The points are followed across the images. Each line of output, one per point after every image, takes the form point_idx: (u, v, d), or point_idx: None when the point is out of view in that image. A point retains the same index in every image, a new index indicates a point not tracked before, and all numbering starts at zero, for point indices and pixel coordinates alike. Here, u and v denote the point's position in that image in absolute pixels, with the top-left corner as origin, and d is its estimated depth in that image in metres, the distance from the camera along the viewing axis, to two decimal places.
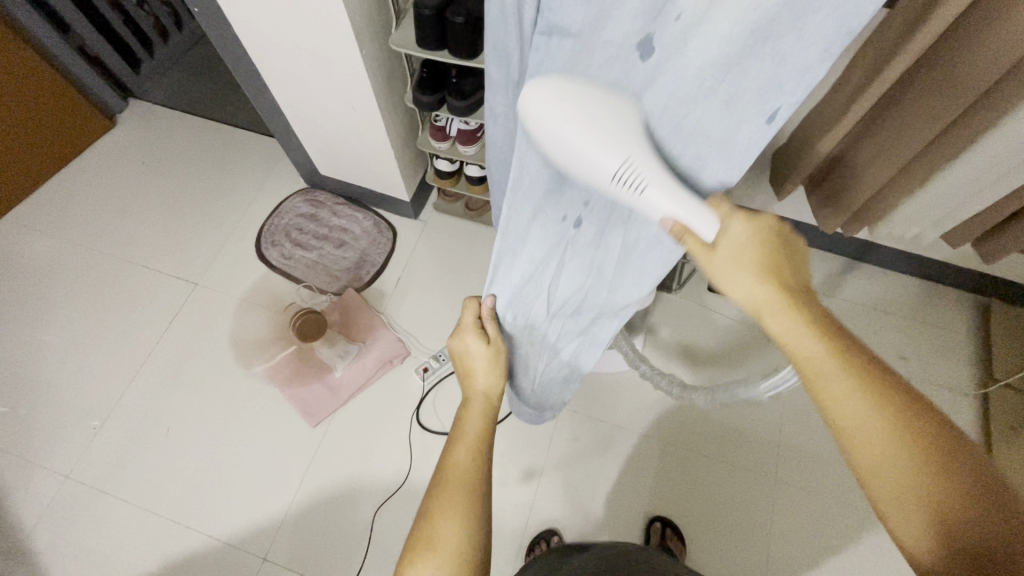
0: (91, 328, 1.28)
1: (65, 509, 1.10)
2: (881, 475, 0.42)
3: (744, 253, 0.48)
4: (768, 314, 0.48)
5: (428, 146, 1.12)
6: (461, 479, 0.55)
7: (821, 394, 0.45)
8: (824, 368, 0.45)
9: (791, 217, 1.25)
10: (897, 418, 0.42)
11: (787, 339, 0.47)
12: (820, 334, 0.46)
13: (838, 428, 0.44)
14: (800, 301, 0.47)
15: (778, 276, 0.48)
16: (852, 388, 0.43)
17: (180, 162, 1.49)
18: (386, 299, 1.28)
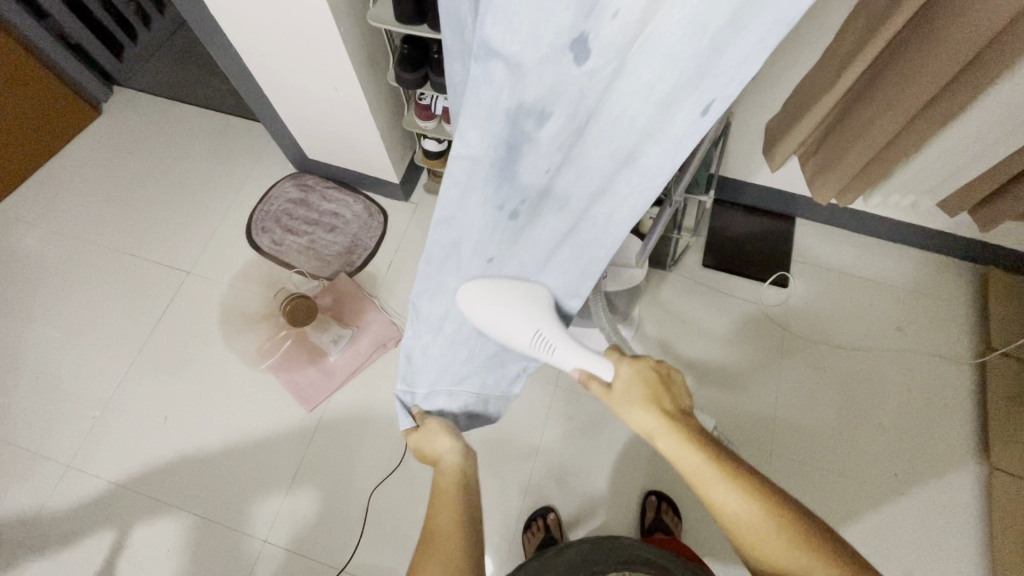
0: (84, 319, 1.28)
1: (68, 498, 1.11)
2: (778, 566, 0.48)
3: (634, 393, 0.57)
4: (654, 435, 0.55)
5: (415, 126, 1.10)
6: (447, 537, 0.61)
7: (717, 510, 0.51)
8: (714, 483, 0.51)
9: (785, 189, 1.23)
10: (765, 506, 0.49)
11: (675, 457, 0.53)
12: (698, 448, 0.52)
13: (721, 520, 0.51)
14: (678, 424, 0.54)
15: (659, 405, 0.56)
16: (739, 493, 0.50)
17: (167, 150, 1.47)
18: (378, 283, 1.28)
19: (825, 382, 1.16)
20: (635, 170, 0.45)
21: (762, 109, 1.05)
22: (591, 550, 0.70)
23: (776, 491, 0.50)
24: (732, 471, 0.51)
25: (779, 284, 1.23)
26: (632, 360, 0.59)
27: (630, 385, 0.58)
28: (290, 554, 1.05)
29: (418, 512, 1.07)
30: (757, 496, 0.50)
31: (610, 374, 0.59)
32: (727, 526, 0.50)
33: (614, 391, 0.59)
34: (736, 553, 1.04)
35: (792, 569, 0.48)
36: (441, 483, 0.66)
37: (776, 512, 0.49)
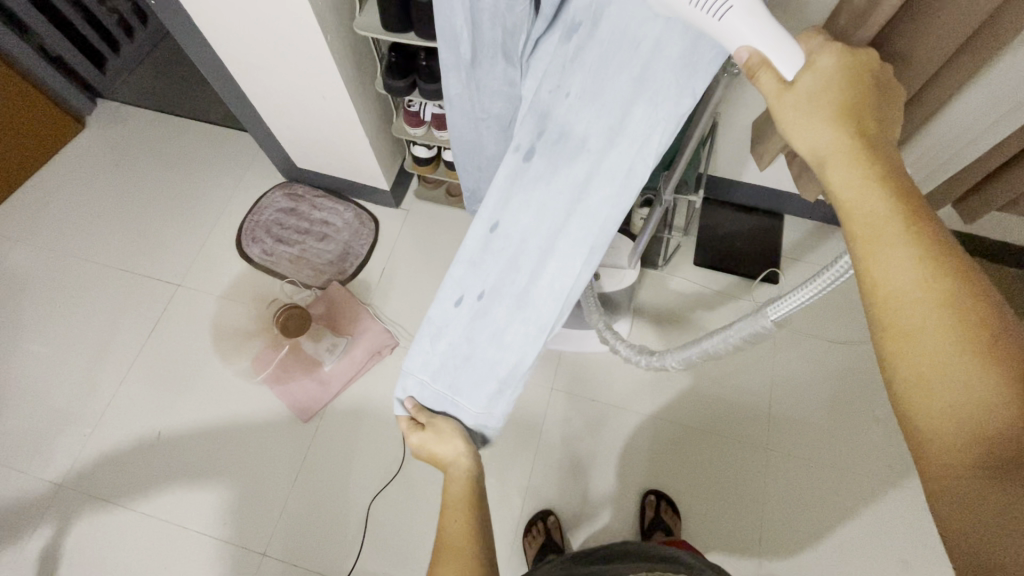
0: (73, 335, 1.26)
1: (62, 518, 1.10)
2: (924, 371, 0.33)
3: (825, 94, 0.38)
4: (821, 143, 0.37)
5: (404, 132, 1.10)
6: (457, 543, 0.59)
7: (874, 281, 0.35)
8: (886, 230, 0.35)
9: (773, 186, 1.25)
10: (947, 283, 0.33)
11: (848, 195, 0.36)
12: (884, 178, 0.36)
13: (869, 285, 0.36)
14: (875, 145, 0.37)
15: (855, 121, 0.37)
16: (914, 254, 0.34)
17: (154, 163, 1.46)
18: (371, 290, 1.28)
19: (818, 377, 1.17)
20: (648, 105, 0.40)
21: (748, 108, 1.06)
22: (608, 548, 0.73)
23: (983, 281, 0.33)
24: (919, 234, 0.34)
25: (771, 281, 1.24)
26: (838, 50, 0.39)
27: (823, 87, 0.38)
28: (289, 567, 1.04)
29: (417, 519, 1.07)
30: (945, 269, 0.33)
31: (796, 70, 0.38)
32: (875, 298, 0.36)
33: (795, 90, 0.38)
34: (736, 550, 1.05)
35: (945, 372, 0.33)
36: (450, 493, 0.65)
37: (968, 300, 0.33)
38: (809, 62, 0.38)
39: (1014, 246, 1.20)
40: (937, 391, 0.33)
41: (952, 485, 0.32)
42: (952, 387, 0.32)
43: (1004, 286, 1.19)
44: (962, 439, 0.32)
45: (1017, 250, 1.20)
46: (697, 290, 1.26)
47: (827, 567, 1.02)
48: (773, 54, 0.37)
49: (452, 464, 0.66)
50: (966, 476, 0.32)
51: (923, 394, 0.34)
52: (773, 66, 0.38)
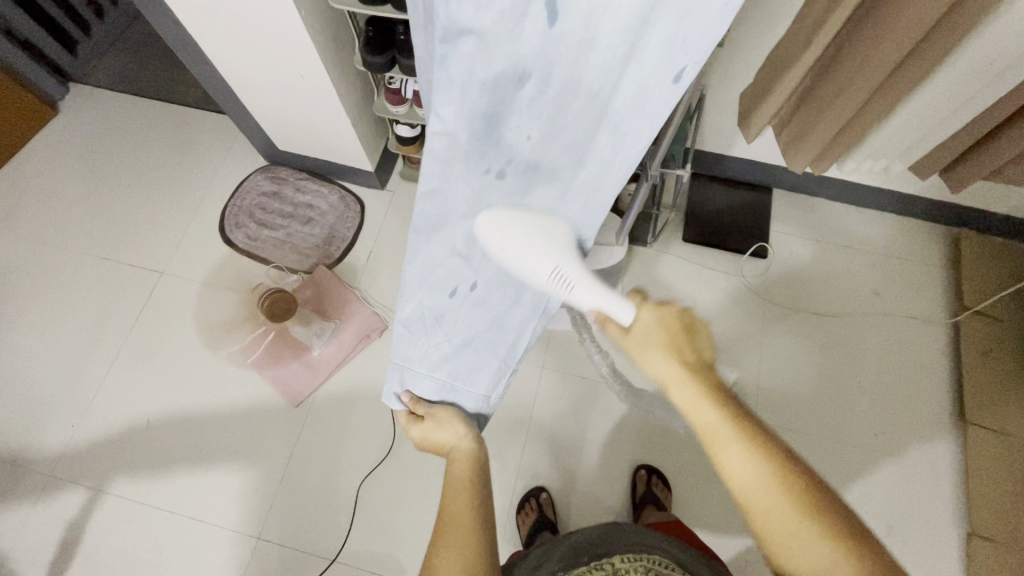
0: (57, 325, 1.24)
1: (53, 506, 1.09)
2: (781, 542, 0.47)
3: (656, 337, 0.53)
4: (669, 380, 0.51)
5: (386, 111, 1.07)
6: (462, 523, 0.59)
7: (730, 479, 0.49)
8: (725, 446, 0.48)
9: (761, 159, 1.24)
10: (773, 469, 0.47)
11: (691, 410, 0.50)
12: (715, 400, 0.50)
13: (728, 482, 0.49)
14: (698, 373, 0.51)
15: (683, 355, 0.52)
16: (746, 454, 0.48)
17: (132, 147, 1.43)
18: (359, 274, 1.26)
19: (807, 349, 1.18)
20: (614, 135, 0.43)
21: (736, 80, 1.04)
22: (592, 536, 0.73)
23: (788, 456, 0.48)
24: (747, 439, 0.48)
25: (759, 255, 1.24)
26: (655, 303, 0.53)
27: (653, 338, 0.52)
28: (286, 550, 1.04)
29: (411, 499, 1.07)
30: (772, 463, 0.48)
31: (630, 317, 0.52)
32: (742, 500, 0.49)
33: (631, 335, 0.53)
34: (727, 520, 1.07)
35: (794, 540, 0.46)
36: (453, 475, 0.64)
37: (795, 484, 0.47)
38: (634, 316, 0.53)
39: (1000, 215, 1.20)
40: (799, 555, 0.46)
41: None
42: (802, 551, 0.46)
43: (990, 255, 1.20)
44: None
45: (1002, 219, 1.21)
46: (686, 266, 1.25)
47: None
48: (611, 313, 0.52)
49: (454, 446, 0.66)
50: None
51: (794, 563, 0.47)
52: (615, 319, 0.53)
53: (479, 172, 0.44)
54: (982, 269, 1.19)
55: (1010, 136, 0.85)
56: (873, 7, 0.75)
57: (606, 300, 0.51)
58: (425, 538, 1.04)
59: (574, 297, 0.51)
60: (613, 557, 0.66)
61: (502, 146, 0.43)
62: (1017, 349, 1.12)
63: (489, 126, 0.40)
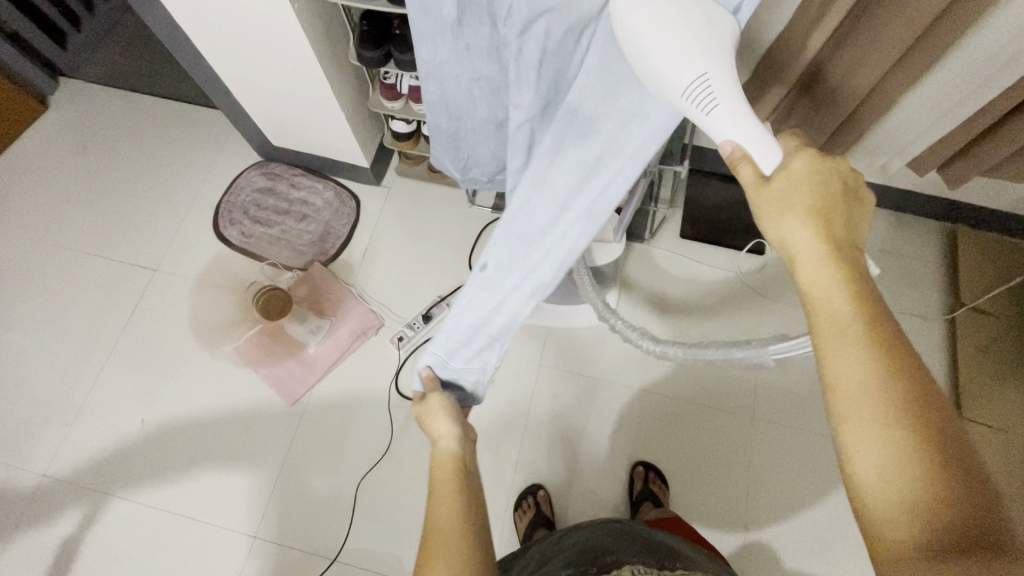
0: (49, 323, 1.23)
1: (48, 504, 1.09)
2: (867, 457, 0.39)
3: (797, 196, 0.45)
4: (802, 247, 0.45)
5: (381, 107, 1.06)
6: (449, 530, 0.53)
7: (830, 366, 0.42)
8: (847, 327, 0.42)
9: None
10: (897, 376, 0.40)
11: (814, 289, 0.44)
12: (851, 281, 0.43)
13: (829, 374, 0.43)
14: (842, 251, 0.44)
15: (828, 226, 0.45)
16: (868, 349, 0.41)
17: (124, 143, 1.41)
18: (354, 271, 1.25)
19: None
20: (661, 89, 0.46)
21: (735, 75, 1.03)
22: (600, 533, 0.73)
23: (919, 375, 0.41)
24: (870, 333, 0.42)
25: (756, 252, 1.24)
26: (813, 156, 0.46)
27: (792, 192, 0.45)
28: (283, 548, 1.04)
29: (408, 498, 1.07)
30: (893, 363, 0.41)
31: (774, 166, 0.46)
32: (830, 387, 0.42)
33: (769, 190, 0.46)
34: (723, 516, 1.07)
35: (890, 456, 0.39)
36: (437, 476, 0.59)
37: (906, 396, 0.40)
38: (783, 165, 0.46)
39: (997, 211, 1.20)
40: (888, 477, 0.38)
41: (897, 557, 0.37)
42: (891, 475, 0.38)
43: (988, 251, 1.20)
44: (906, 520, 0.38)
45: (1000, 215, 1.21)
46: (683, 263, 1.25)
47: (810, 530, 1.05)
48: (752, 150, 0.46)
49: (448, 440, 0.62)
50: (911, 554, 0.37)
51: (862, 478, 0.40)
52: (752, 156, 0.46)
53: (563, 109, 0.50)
54: (979, 265, 1.19)
55: (1009, 132, 0.85)
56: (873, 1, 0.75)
57: (745, 129, 0.45)
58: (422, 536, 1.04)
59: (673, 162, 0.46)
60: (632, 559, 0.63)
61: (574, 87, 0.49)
62: (1013, 345, 1.13)
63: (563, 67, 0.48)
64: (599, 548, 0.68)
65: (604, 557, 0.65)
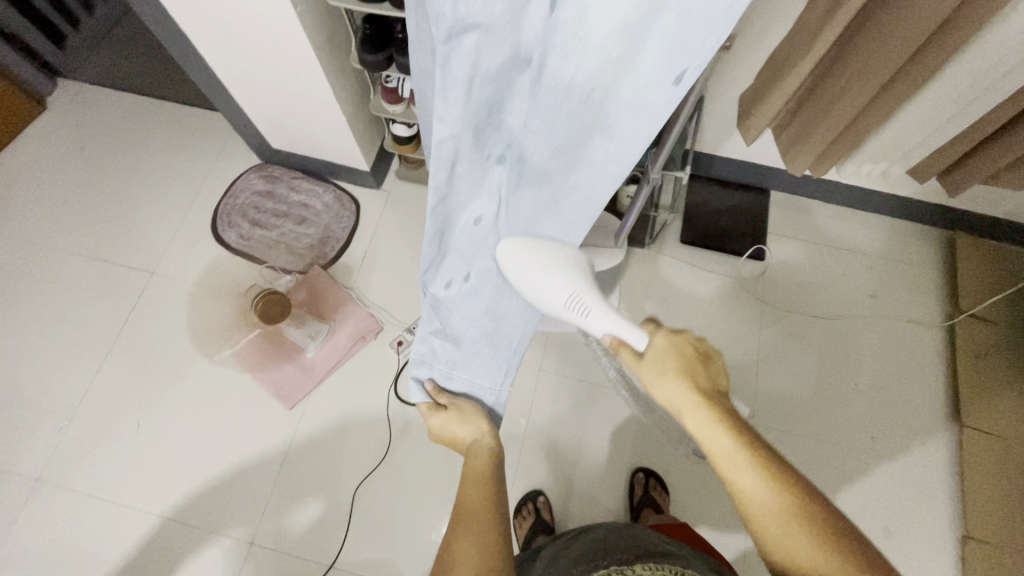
0: (44, 325, 1.22)
1: (41, 511, 1.07)
2: (798, 569, 0.47)
3: (666, 359, 0.56)
4: (682, 404, 0.54)
5: (382, 111, 1.06)
6: (479, 515, 0.60)
7: (741, 500, 0.50)
8: (738, 463, 0.50)
9: (759, 161, 1.24)
10: (789, 498, 0.48)
11: (701, 434, 0.53)
12: (727, 425, 0.52)
13: (744, 505, 0.50)
14: (711, 396, 0.54)
15: (693, 379, 0.55)
16: (762, 479, 0.49)
17: (122, 144, 1.40)
18: (354, 274, 1.25)
19: (804, 352, 1.18)
20: (612, 140, 0.44)
21: (736, 82, 1.04)
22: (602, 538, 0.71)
23: (802, 487, 0.49)
24: (762, 466, 0.49)
25: (756, 258, 1.24)
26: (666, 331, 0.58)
27: (663, 358, 0.56)
28: (281, 555, 1.03)
29: (407, 504, 1.06)
30: (783, 486, 0.49)
31: (643, 342, 0.58)
32: (745, 510, 0.50)
33: (644, 361, 0.57)
34: (724, 523, 1.06)
35: (810, 567, 0.46)
36: (471, 467, 0.65)
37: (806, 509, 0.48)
38: (649, 341, 0.58)
39: (995, 219, 1.21)
40: None
41: None
42: None
43: (986, 258, 1.20)
44: None
45: (997, 223, 1.21)
46: (684, 268, 1.25)
47: None
48: (621, 339, 0.60)
49: (475, 442, 0.67)
50: None
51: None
52: (629, 344, 0.59)
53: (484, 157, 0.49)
54: (978, 272, 1.19)
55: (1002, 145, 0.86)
56: (875, 10, 0.75)
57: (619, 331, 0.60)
58: (422, 543, 1.03)
59: (587, 322, 0.62)
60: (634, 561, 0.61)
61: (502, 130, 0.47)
62: (1012, 352, 1.13)
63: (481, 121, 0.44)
64: (600, 552, 0.68)
65: (607, 559, 0.64)
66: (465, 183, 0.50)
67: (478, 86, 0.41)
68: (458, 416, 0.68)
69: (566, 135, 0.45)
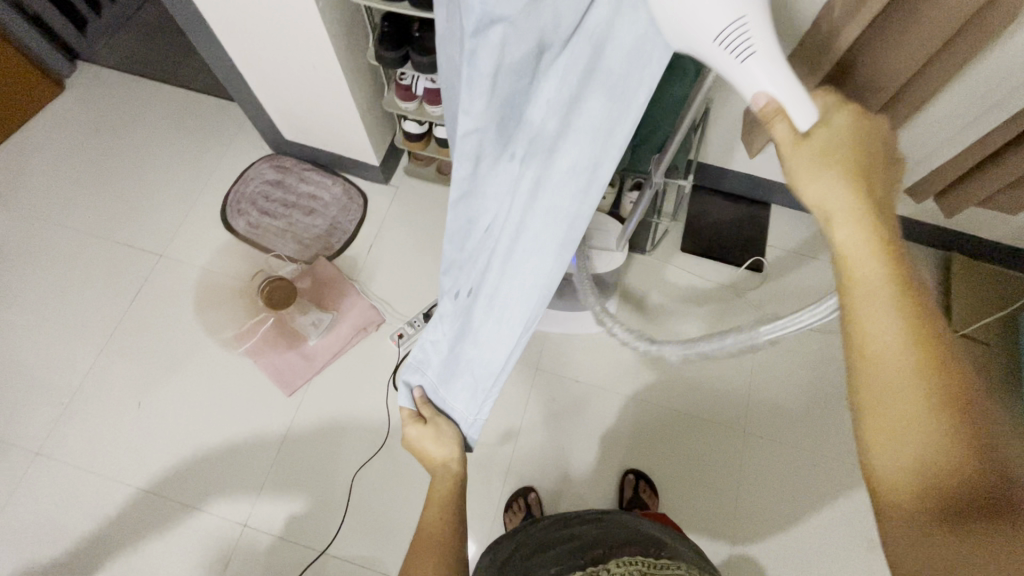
0: (50, 302, 1.24)
1: (40, 483, 1.09)
2: (889, 422, 0.38)
3: (836, 149, 0.40)
4: (834, 206, 0.39)
5: (395, 107, 1.08)
6: (433, 535, 0.65)
7: (857, 327, 0.39)
8: (880, 293, 0.38)
9: (761, 175, 1.26)
10: (923, 346, 0.38)
11: (847, 250, 0.39)
12: (888, 244, 0.39)
13: (859, 340, 0.39)
14: (878, 204, 0.39)
15: (868, 181, 0.39)
16: (907, 317, 0.38)
17: (137, 129, 1.42)
18: (359, 266, 1.27)
19: (798, 362, 1.19)
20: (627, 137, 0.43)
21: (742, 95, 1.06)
22: (585, 533, 0.71)
23: (948, 339, 0.39)
24: (910, 298, 0.38)
25: (754, 269, 1.27)
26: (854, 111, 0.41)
27: (831, 144, 0.40)
28: (273, 538, 1.05)
29: (401, 494, 1.08)
30: (929, 331, 0.38)
31: (808, 122, 0.40)
32: (857, 346, 0.40)
33: (807, 143, 0.40)
34: (711, 529, 1.08)
35: (918, 421, 0.37)
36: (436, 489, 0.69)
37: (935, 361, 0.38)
38: (820, 117, 0.40)
39: (991, 241, 1.23)
40: (910, 446, 0.38)
41: (902, 521, 0.38)
42: (926, 443, 0.37)
43: (980, 278, 1.22)
44: (923, 485, 0.37)
45: (993, 245, 1.24)
46: (683, 276, 1.27)
47: (796, 545, 1.06)
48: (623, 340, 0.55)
49: (445, 463, 0.69)
50: (916, 514, 0.38)
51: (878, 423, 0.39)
52: None
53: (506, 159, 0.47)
54: (972, 292, 1.21)
55: (986, 177, 0.89)
56: None
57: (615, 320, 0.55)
58: (413, 534, 1.05)
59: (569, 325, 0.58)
60: (608, 559, 0.62)
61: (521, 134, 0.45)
62: (1001, 373, 1.15)
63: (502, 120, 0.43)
64: (580, 547, 0.67)
65: (582, 557, 0.64)
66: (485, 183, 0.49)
67: (505, 79, 0.40)
68: (435, 432, 0.70)
69: None
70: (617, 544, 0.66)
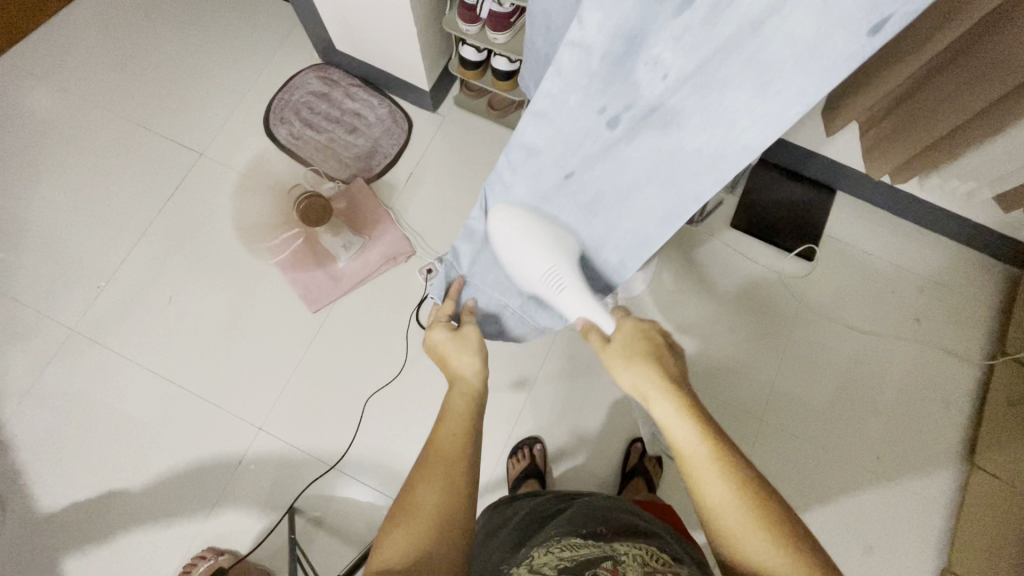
0: (91, 186, 1.25)
1: (71, 356, 1.14)
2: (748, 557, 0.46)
3: (632, 349, 0.58)
4: (650, 397, 0.55)
5: (456, 28, 1.01)
6: (448, 443, 0.57)
7: (698, 492, 0.50)
8: (697, 453, 0.50)
9: (834, 157, 1.16)
10: (740, 488, 0.48)
11: (668, 426, 0.53)
12: (689, 413, 0.52)
13: (699, 500, 0.50)
14: (679, 386, 0.55)
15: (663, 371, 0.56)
16: (716, 470, 0.49)
17: (187, 18, 1.37)
18: (395, 194, 1.24)
19: (830, 360, 1.15)
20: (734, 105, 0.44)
21: None
22: (591, 514, 0.68)
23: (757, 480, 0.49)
24: (719, 458, 0.49)
25: (805, 257, 1.19)
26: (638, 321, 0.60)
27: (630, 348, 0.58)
28: (285, 444, 1.09)
29: (410, 424, 1.10)
30: (737, 477, 0.48)
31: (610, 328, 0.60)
32: (704, 507, 0.49)
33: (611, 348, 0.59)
34: None
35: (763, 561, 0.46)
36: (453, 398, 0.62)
37: (763, 504, 0.47)
38: (616, 327, 0.60)
39: None
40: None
41: None
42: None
43: None
44: None
45: None
46: (728, 253, 1.21)
47: None
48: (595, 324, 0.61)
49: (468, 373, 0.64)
50: None
51: (740, 562, 0.47)
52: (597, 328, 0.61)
53: (597, 104, 0.47)
54: None
55: None
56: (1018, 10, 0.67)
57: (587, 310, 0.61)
58: None
59: (561, 300, 0.61)
60: (616, 542, 0.58)
61: (627, 83, 0.45)
62: None
63: (611, 54, 0.42)
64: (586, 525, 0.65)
65: (586, 534, 0.61)
66: (570, 118, 0.48)
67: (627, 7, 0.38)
68: (460, 339, 0.67)
69: (697, 88, 0.44)
70: (626, 533, 0.63)
